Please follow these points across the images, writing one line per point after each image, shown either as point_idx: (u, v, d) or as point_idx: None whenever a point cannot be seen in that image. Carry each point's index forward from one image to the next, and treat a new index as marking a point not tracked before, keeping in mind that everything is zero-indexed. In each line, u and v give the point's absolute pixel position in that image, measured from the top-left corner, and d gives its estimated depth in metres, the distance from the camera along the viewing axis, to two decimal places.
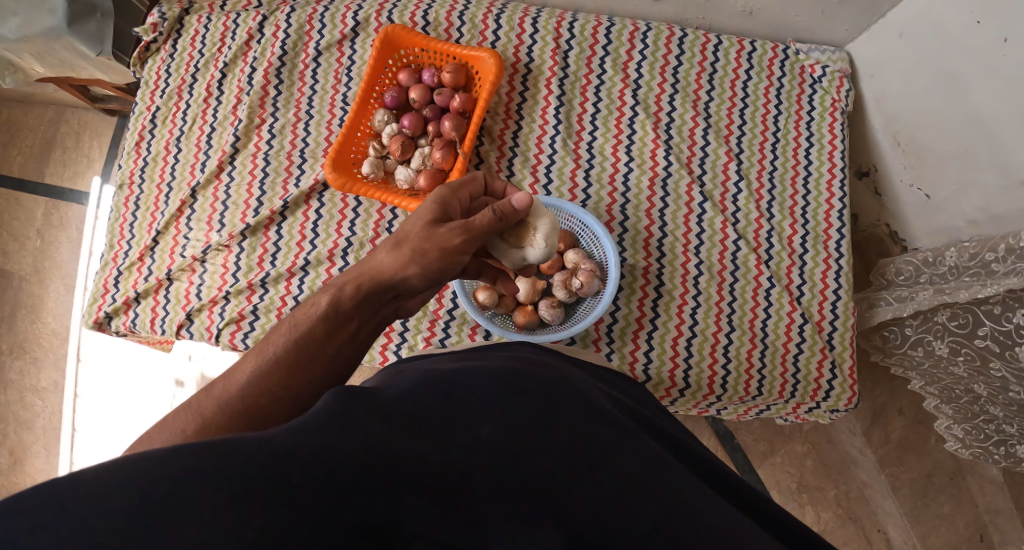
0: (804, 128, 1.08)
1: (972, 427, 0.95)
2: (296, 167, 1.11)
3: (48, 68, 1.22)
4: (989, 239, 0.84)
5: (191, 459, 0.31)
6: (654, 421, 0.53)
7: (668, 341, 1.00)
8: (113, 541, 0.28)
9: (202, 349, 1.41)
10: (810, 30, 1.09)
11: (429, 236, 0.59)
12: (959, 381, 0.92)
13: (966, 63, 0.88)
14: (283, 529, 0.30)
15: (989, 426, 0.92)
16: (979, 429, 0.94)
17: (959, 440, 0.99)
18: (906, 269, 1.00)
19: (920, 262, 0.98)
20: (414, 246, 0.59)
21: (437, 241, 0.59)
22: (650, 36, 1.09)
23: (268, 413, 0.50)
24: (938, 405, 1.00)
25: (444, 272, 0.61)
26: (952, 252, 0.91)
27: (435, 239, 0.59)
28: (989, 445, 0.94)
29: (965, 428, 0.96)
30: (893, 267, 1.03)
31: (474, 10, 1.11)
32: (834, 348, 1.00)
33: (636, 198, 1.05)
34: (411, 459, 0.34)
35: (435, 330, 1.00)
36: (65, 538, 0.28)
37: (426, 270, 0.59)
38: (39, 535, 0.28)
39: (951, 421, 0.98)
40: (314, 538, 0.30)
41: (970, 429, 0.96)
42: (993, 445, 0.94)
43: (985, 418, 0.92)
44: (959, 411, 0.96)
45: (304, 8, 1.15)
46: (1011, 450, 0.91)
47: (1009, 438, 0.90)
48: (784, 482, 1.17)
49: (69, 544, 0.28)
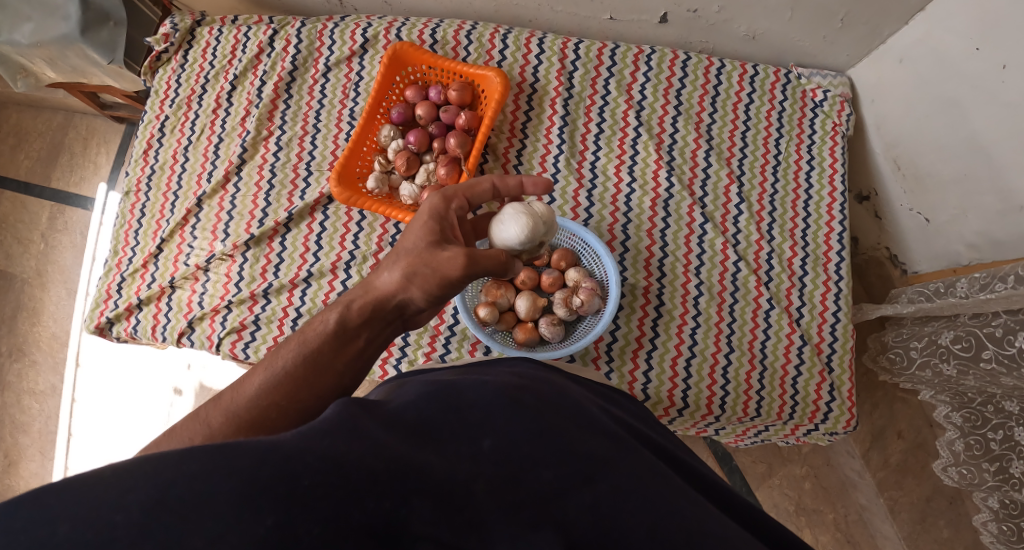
0: (804, 152, 1.09)
1: (975, 440, 0.90)
2: (303, 179, 1.12)
3: (59, 74, 1.23)
4: (998, 270, 0.84)
5: (205, 458, 0.32)
6: (653, 437, 0.52)
7: (668, 361, 1.00)
8: (129, 535, 0.29)
9: (202, 358, 1.41)
10: (813, 56, 1.11)
11: (430, 260, 0.60)
12: (971, 387, 0.89)
13: (965, 90, 0.89)
14: (295, 527, 0.31)
15: (990, 438, 0.87)
16: (981, 442, 0.89)
17: (953, 455, 0.94)
18: (918, 298, 0.99)
19: (931, 292, 0.97)
20: (415, 268, 0.59)
21: (438, 266, 0.59)
22: (654, 59, 1.11)
23: (277, 426, 0.51)
24: (948, 413, 0.95)
25: (448, 295, 0.62)
26: (962, 283, 0.90)
27: (436, 264, 0.60)
28: (983, 461, 0.89)
29: (966, 441, 0.91)
30: (905, 297, 1.03)
31: (481, 29, 1.13)
32: (833, 371, 1.00)
33: (638, 217, 1.06)
34: (418, 463, 0.35)
35: (435, 345, 1.00)
36: (84, 533, 0.29)
37: (427, 292, 0.60)
38: (60, 527, 0.29)
39: (954, 432, 0.94)
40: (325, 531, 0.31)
41: (972, 442, 0.91)
42: (987, 460, 0.88)
43: (992, 428, 0.87)
44: (970, 418, 0.91)
45: (314, 23, 1.18)
46: (1004, 466, 0.86)
47: (1008, 453, 0.85)
48: (782, 504, 1.17)
49: (88, 537, 0.29)
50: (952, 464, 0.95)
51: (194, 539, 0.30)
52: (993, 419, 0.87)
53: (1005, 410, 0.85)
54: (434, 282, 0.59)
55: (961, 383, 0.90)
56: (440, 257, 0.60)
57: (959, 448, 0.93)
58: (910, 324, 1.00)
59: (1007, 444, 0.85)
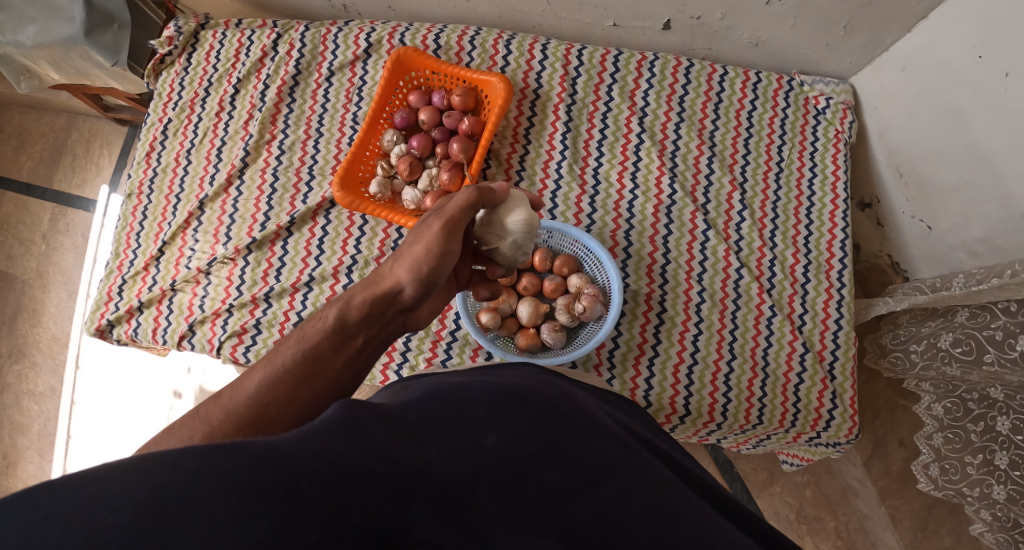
0: (807, 159, 1.09)
1: (950, 464, 0.93)
2: (305, 184, 1.12)
3: (63, 76, 1.23)
4: (995, 266, 0.85)
5: (203, 458, 0.32)
6: (657, 443, 0.52)
7: (669, 369, 1.00)
8: (125, 537, 0.29)
9: (202, 361, 1.41)
10: (816, 63, 1.11)
11: (414, 237, 0.62)
12: (975, 386, 0.88)
13: (966, 97, 0.89)
14: (294, 529, 0.31)
15: (970, 462, 0.90)
16: (959, 466, 0.92)
17: (931, 480, 0.97)
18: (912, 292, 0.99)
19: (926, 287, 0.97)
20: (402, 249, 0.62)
21: (418, 236, 0.61)
22: (657, 65, 1.11)
23: (275, 424, 0.50)
24: (931, 434, 0.96)
25: (437, 274, 0.61)
26: (959, 279, 0.91)
27: (419, 238, 0.61)
28: (963, 485, 0.92)
29: (942, 466, 0.95)
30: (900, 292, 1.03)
31: (485, 35, 1.14)
32: (835, 379, 1.00)
33: (640, 224, 1.06)
34: (419, 467, 0.35)
35: (437, 350, 1.00)
36: (81, 534, 0.29)
37: (418, 274, 0.60)
38: (53, 528, 0.29)
39: (930, 456, 0.97)
40: (324, 535, 0.31)
41: (948, 466, 0.94)
42: (967, 485, 0.91)
43: (972, 452, 0.89)
44: (950, 442, 0.93)
45: (318, 28, 1.18)
46: (986, 490, 0.88)
47: (987, 477, 0.88)
48: (783, 512, 1.17)
49: (84, 539, 0.29)
50: (932, 488, 0.97)
51: (191, 541, 0.30)
52: (975, 441, 0.88)
53: (994, 430, 0.86)
54: (419, 252, 0.60)
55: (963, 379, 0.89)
56: (420, 230, 0.62)
57: (935, 472, 0.96)
58: (908, 327, 0.99)
59: (986, 468, 0.88)
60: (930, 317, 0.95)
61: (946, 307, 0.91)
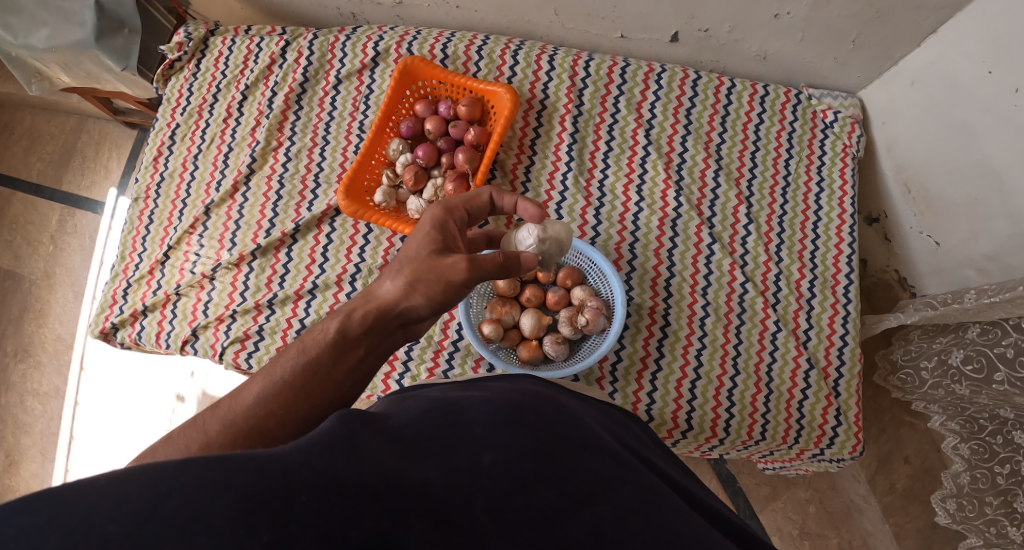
0: (815, 173, 1.09)
1: (981, 473, 0.89)
2: (310, 191, 1.13)
3: (73, 79, 1.25)
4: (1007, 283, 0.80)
5: (202, 470, 0.32)
6: (652, 458, 0.51)
7: (672, 382, 0.99)
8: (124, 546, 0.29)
9: (205, 366, 1.41)
10: (824, 77, 1.10)
11: (433, 265, 0.59)
12: (983, 407, 0.87)
13: (977, 112, 0.88)
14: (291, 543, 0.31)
15: (997, 472, 0.86)
16: (987, 476, 0.88)
17: (956, 488, 0.92)
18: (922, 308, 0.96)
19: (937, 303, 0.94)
20: (416, 273, 0.59)
21: (438, 267, 0.59)
22: (664, 78, 1.11)
23: (274, 436, 0.50)
24: (955, 443, 0.92)
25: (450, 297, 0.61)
26: (970, 295, 0.87)
27: (438, 268, 0.59)
28: (988, 494, 0.88)
29: (972, 475, 0.90)
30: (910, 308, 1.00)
31: (492, 46, 1.14)
32: (840, 395, 0.98)
33: (645, 237, 1.05)
34: (417, 485, 0.35)
35: (438, 361, 1.00)
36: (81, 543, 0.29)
37: (431, 299, 0.59)
38: (50, 539, 0.29)
39: (960, 465, 0.91)
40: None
41: (979, 476, 0.89)
42: (992, 494, 0.87)
43: (999, 462, 0.86)
44: (977, 451, 0.89)
45: (326, 36, 1.19)
46: (1010, 501, 0.85)
47: (1014, 488, 0.84)
48: (785, 528, 1.16)
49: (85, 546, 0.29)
50: (951, 495, 0.93)
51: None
52: (1001, 452, 0.86)
53: (1013, 442, 0.84)
54: (438, 287, 0.59)
55: (972, 401, 0.89)
56: (443, 262, 0.59)
57: (965, 480, 0.91)
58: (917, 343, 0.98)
59: (1014, 478, 0.84)
60: (940, 332, 0.94)
61: (957, 323, 0.90)
